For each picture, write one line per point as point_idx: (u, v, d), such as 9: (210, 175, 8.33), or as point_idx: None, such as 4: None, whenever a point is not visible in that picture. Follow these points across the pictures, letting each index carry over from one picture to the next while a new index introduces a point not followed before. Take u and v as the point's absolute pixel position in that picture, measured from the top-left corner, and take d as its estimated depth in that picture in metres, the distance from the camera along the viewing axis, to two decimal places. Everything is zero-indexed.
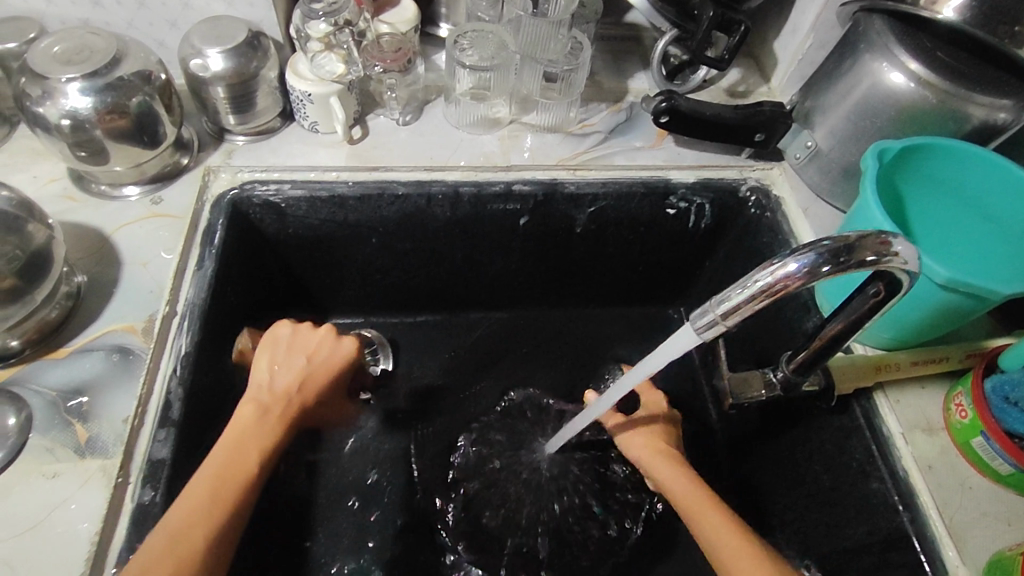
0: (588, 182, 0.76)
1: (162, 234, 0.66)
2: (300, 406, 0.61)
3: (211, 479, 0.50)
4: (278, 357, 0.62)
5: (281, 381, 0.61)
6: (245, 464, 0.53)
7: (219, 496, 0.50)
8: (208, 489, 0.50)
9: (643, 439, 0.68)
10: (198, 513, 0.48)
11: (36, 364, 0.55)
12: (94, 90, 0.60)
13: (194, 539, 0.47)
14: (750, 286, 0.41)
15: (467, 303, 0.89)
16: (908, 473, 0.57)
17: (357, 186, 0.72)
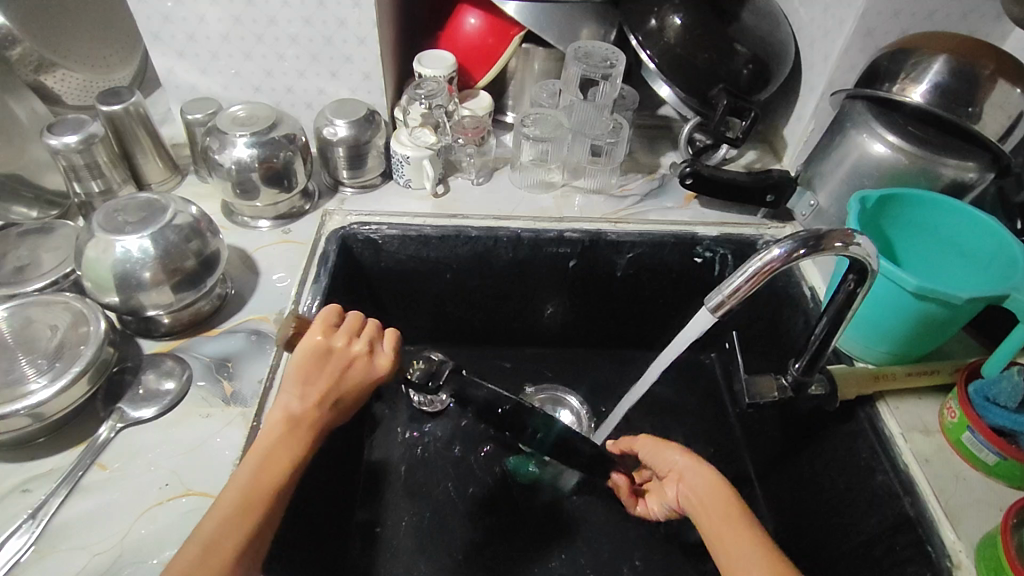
0: (627, 232, 0.91)
1: (291, 255, 0.84)
2: (332, 419, 0.58)
3: (241, 499, 0.51)
4: (316, 368, 0.57)
5: (311, 394, 0.57)
6: (271, 481, 0.52)
7: (247, 516, 0.50)
8: (238, 507, 0.51)
9: (670, 447, 0.68)
10: (226, 533, 0.49)
11: (194, 339, 0.72)
12: (257, 143, 0.81)
13: (222, 556, 0.49)
14: (751, 270, 0.54)
15: (522, 339, 1.04)
16: (908, 465, 0.66)
17: (438, 228, 0.89)
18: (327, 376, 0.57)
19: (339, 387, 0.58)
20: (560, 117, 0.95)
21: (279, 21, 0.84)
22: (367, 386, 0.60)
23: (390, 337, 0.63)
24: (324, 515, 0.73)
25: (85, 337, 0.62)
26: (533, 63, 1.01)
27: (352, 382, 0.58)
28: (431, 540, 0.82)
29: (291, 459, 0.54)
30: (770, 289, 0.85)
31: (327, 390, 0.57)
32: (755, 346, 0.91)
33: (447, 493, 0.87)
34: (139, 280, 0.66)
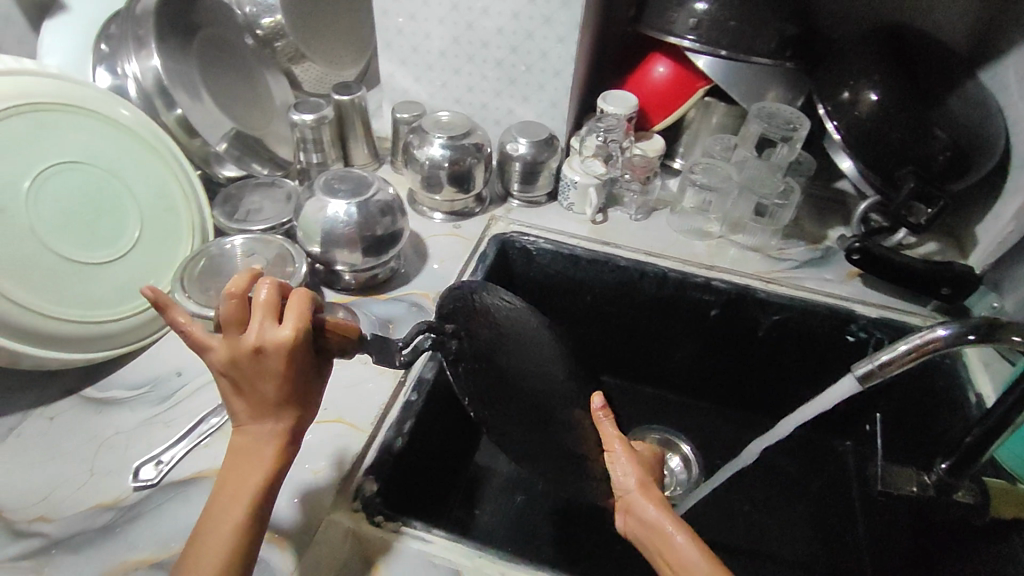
0: (777, 293, 0.90)
1: (457, 247, 0.93)
2: (282, 406, 0.51)
3: (211, 518, 0.47)
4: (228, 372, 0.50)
5: (247, 400, 0.50)
6: (239, 511, 0.47)
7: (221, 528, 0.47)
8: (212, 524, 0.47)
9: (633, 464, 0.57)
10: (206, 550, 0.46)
11: (367, 298, 0.82)
12: (451, 145, 0.91)
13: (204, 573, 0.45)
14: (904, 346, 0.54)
15: (644, 377, 1.05)
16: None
17: (591, 251, 0.94)
18: (239, 374, 0.49)
19: (255, 380, 0.50)
20: (730, 170, 0.97)
21: (490, 45, 0.95)
22: (285, 364, 0.49)
23: (296, 298, 0.51)
24: (439, 480, 0.80)
25: (290, 275, 0.74)
26: (711, 117, 1.05)
27: (270, 366, 0.49)
28: (521, 536, 0.85)
29: (249, 465, 0.49)
30: (928, 387, 0.80)
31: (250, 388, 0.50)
32: (899, 443, 0.85)
33: (545, 500, 0.89)
34: (339, 238, 0.77)
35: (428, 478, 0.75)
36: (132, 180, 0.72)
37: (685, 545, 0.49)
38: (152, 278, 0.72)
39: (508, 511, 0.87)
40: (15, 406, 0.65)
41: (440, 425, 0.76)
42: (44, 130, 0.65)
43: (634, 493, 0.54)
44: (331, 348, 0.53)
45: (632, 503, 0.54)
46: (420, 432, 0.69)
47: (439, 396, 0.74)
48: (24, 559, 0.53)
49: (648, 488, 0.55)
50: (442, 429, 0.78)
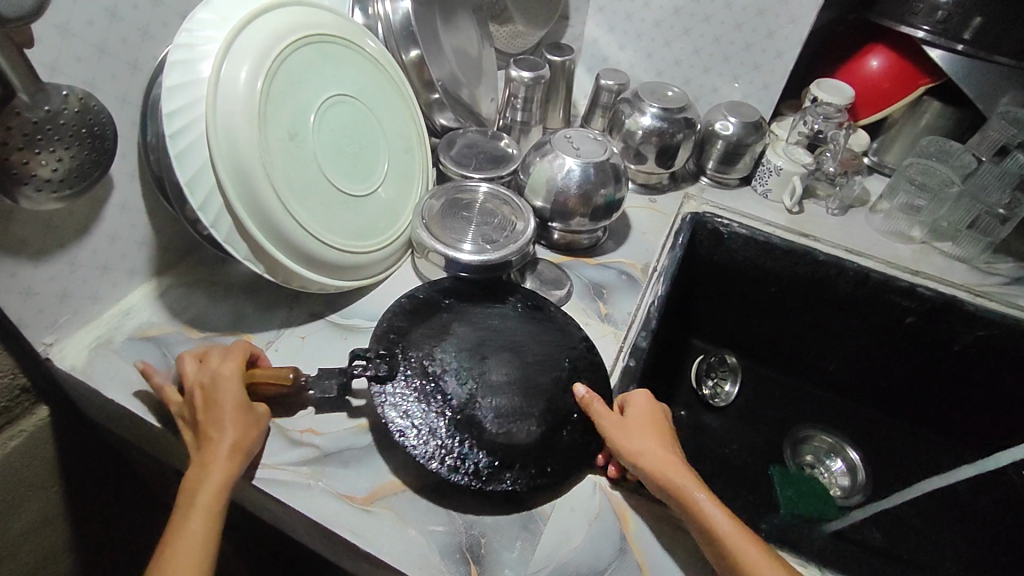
0: (989, 308, 0.86)
1: (654, 220, 0.92)
2: (235, 427, 0.51)
3: (168, 533, 0.46)
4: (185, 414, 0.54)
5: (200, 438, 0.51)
6: (191, 540, 0.45)
7: (178, 536, 0.46)
8: (168, 540, 0.46)
9: (642, 433, 0.55)
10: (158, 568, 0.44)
11: (577, 261, 0.83)
12: (666, 117, 0.90)
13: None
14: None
15: (810, 376, 1.03)
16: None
17: (788, 241, 0.92)
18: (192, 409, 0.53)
19: (207, 408, 0.52)
20: (951, 175, 0.93)
21: (713, 20, 0.93)
22: (234, 391, 0.53)
23: (238, 348, 0.57)
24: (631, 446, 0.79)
25: (520, 230, 0.75)
26: (921, 117, 1.00)
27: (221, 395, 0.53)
28: None
29: (205, 474, 0.48)
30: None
31: (201, 413, 0.52)
32: None
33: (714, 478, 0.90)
34: (566, 197, 0.78)
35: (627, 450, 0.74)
36: (384, 123, 0.74)
37: (710, 506, 0.49)
38: (392, 219, 0.74)
39: None
40: (269, 324, 0.67)
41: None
42: (325, 64, 0.67)
43: (641, 458, 0.53)
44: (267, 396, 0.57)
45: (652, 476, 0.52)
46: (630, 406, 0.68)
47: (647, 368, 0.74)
48: (305, 466, 0.56)
49: (657, 448, 0.54)
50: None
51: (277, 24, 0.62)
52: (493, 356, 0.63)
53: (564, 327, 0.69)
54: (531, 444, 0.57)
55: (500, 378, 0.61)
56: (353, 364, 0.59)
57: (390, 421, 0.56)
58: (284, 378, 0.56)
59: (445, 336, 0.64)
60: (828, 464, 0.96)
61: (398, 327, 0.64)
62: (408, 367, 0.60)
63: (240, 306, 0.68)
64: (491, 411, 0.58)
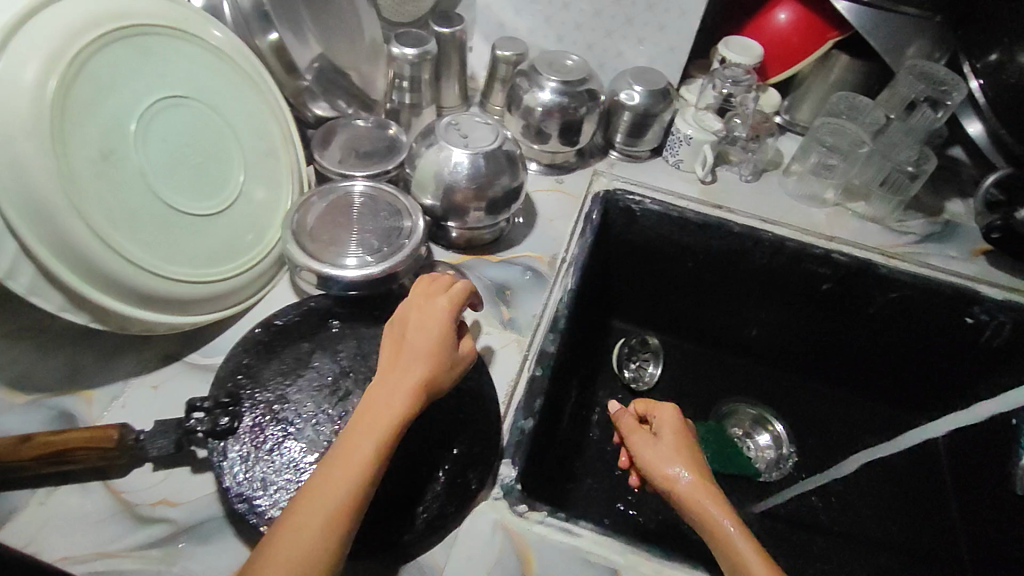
0: (900, 269, 0.85)
1: (561, 204, 0.86)
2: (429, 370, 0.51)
3: (340, 450, 0.45)
4: (395, 330, 0.55)
5: (386, 378, 0.50)
6: (361, 459, 0.44)
7: (352, 457, 0.45)
8: (336, 458, 0.45)
9: (677, 454, 0.57)
10: (326, 479, 0.44)
11: (478, 260, 0.76)
12: (566, 91, 0.83)
13: (325, 500, 0.42)
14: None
15: (734, 350, 1.01)
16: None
17: (702, 215, 0.88)
18: (398, 333, 0.54)
19: (410, 340, 0.53)
20: (861, 133, 0.89)
21: None
22: (436, 335, 0.53)
23: (455, 288, 0.58)
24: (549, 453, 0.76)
25: (407, 231, 0.67)
26: (831, 72, 0.96)
27: (419, 349, 0.52)
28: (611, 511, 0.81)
29: (393, 403, 0.48)
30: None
31: (403, 345, 0.53)
32: None
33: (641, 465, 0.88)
34: (457, 192, 0.70)
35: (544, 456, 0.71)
36: (236, 120, 0.65)
37: (732, 532, 0.50)
38: (258, 231, 0.65)
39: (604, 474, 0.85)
40: (113, 375, 0.58)
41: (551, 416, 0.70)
42: (147, 56, 0.57)
43: (670, 474, 0.55)
44: (87, 464, 0.49)
45: (684, 490, 0.54)
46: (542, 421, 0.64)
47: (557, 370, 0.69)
48: (156, 548, 0.47)
49: (692, 476, 0.54)
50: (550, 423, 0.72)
51: (71, 14, 0.51)
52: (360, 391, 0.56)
53: None
54: None
55: None
56: (191, 417, 0.51)
57: (230, 486, 0.48)
58: (107, 439, 0.48)
59: (305, 370, 0.56)
60: (755, 435, 0.95)
61: (247, 366, 0.56)
62: (254, 415, 0.52)
63: (77, 356, 0.58)
64: None
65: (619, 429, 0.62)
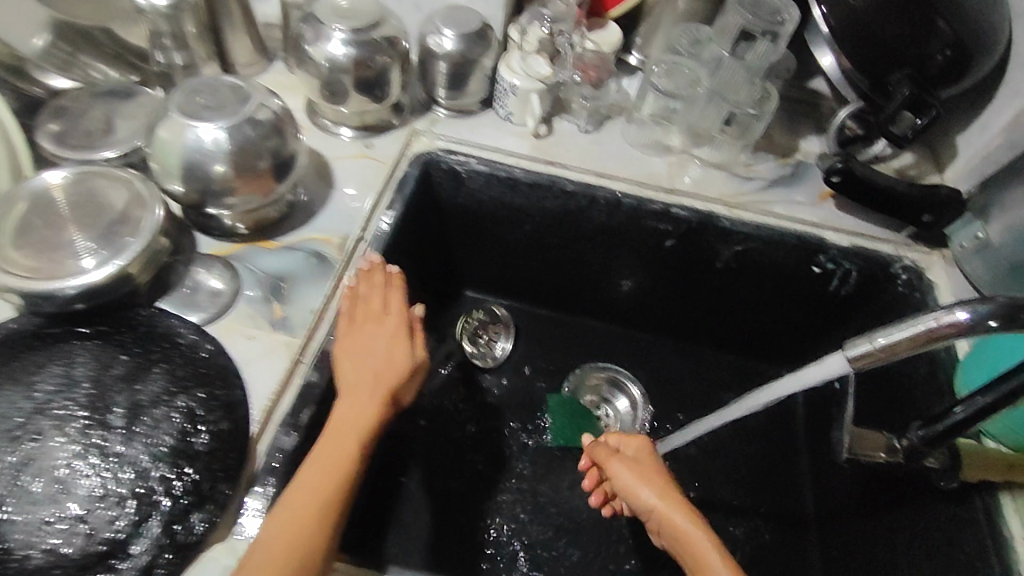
0: (741, 222, 0.79)
1: (367, 173, 0.76)
2: (393, 381, 0.57)
3: (322, 462, 0.50)
4: (354, 329, 0.59)
5: (357, 379, 0.56)
6: (344, 455, 0.51)
7: (336, 462, 0.50)
8: (321, 469, 0.50)
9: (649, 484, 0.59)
10: (320, 481, 0.49)
11: (252, 248, 0.67)
12: (356, 41, 0.71)
13: (316, 507, 0.48)
14: (963, 412, 0.53)
15: (591, 312, 0.96)
16: (1016, 559, 0.55)
17: (531, 173, 0.80)
18: (354, 326, 0.59)
19: (366, 334, 0.58)
20: (699, 73, 0.82)
21: None
22: (396, 339, 0.59)
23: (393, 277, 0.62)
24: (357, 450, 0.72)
25: (140, 223, 0.58)
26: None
27: (381, 353, 0.57)
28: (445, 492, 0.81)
29: (367, 411, 0.54)
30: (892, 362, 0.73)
31: (358, 345, 0.58)
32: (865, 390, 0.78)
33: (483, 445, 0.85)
34: (209, 174, 0.60)
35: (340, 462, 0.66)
36: None
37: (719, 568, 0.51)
38: None
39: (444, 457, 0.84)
40: None
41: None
42: None
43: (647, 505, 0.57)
44: None
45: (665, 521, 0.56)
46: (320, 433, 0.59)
47: None
48: None
49: (664, 497, 0.57)
50: (345, 436, 0.68)
51: None
52: (53, 433, 0.50)
53: (174, 360, 0.55)
54: (78, 554, 0.46)
55: (57, 465, 0.49)
56: None
57: None
58: None
59: None
60: (611, 400, 0.92)
61: None
62: None
63: None
64: (29, 519, 0.47)
65: (595, 457, 0.65)
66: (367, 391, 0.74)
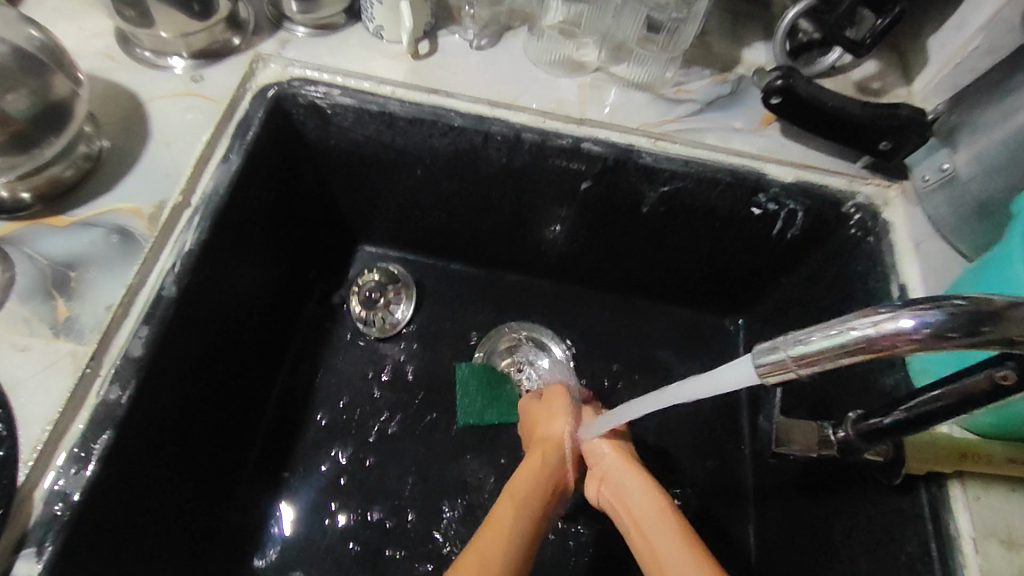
0: (668, 156, 0.66)
1: (194, 116, 0.60)
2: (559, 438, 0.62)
3: (511, 509, 0.53)
4: (545, 418, 0.66)
5: (532, 459, 0.60)
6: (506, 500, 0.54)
7: (514, 522, 0.52)
8: (511, 516, 0.53)
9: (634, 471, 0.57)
10: (501, 526, 0.52)
11: (36, 226, 0.52)
12: None
13: (495, 556, 0.49)
14: (905, 412, 0.43)
15: (508, 263, 0.84)
16: (963, 563, 0.49)
17: (411, 107, 0.64)
18: (546, 421, 0.65)
19: (553, 426, 0.64)
20: None
21: None
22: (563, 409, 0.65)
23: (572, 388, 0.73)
24: (211, 452, 0.63)
25: None
26: None
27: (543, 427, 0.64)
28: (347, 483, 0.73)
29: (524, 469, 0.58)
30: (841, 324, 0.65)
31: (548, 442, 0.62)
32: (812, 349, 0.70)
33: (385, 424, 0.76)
34: None
35: (178, 475, 0.57)
36: None
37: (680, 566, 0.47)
38: None
39: (347, 443, 0.75)
40: None
41: (182, 440, 0.57)
42: None
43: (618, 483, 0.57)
44: None
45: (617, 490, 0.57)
46: (128, 462, 0.49)
47: (164, 372, 0.52)
48: None
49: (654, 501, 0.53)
50: (190, 444, 0.58)
51: None
52: None
53: None
54: None
55: None
56: None
57: None
58: None
59: None
60: (533, 361, 0.82)
61: None
62: None
63: None
64: None
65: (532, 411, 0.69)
66: (222, 384, 0.63)
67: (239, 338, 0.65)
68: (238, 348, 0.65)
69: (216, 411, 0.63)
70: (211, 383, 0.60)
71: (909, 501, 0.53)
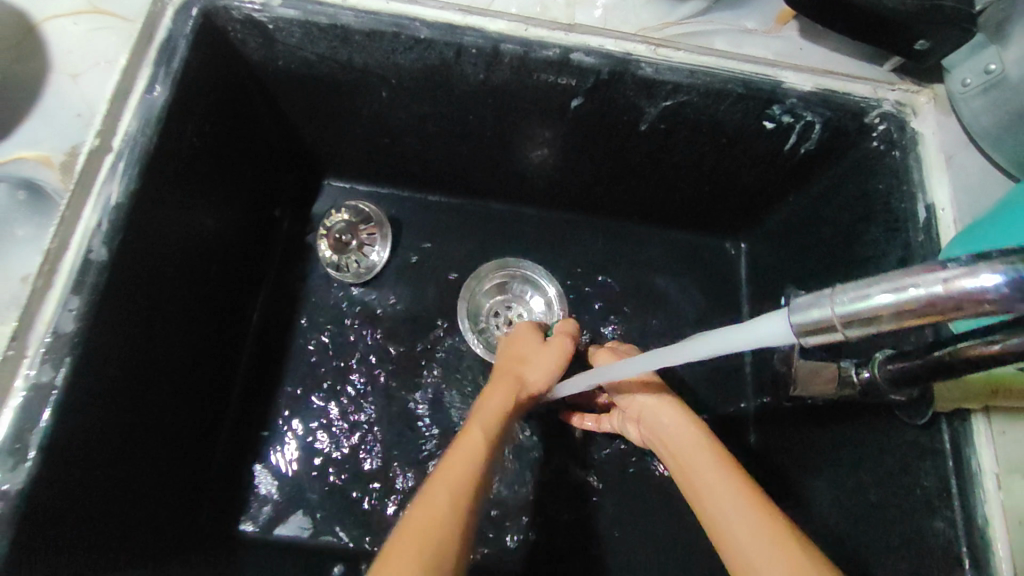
0: (672, 66, 0.57)
1: (104, 40, 0.50)
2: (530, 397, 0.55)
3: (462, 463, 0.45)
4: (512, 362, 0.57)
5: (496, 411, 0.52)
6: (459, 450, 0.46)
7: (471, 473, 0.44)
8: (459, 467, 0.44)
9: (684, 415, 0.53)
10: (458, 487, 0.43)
11: None
12: None
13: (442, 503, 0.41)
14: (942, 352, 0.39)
15: (490, 192, 0.76)
16: (985, 499, 0.45)
17: (366, 17, 0.54)
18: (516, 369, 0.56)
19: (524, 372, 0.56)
20: None
21: None
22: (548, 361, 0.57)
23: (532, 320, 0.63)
24: (183, 418, 0.58)
25: None
26: None
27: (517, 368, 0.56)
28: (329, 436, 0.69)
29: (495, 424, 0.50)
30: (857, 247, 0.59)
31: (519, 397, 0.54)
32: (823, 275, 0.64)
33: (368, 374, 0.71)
34: None
35: (145, 446, 0.53)
36: None
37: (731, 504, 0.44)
38: None
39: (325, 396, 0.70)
40: None
41: (145, 410, 0.52)
42: None
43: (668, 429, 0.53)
44: None
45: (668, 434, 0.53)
46: (77, 446, 0.44)
47: (108, 344, 0.46)
48: None
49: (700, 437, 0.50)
50: (156, 412, 0.54)
51: None
52: None
53: None
54: None
55: None
56: None
57: None
58: None
59: None
60: (522, 298, 0.76)
61: None
62: None
63: None
64: None
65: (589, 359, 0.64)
66: (185, 345, 0.57)
67: (202, 294, 0.59)
68: (202, 304, 0.59)
69: (184, 374, 0.57)
70: (172, 347, 0.55)
71: (927, 434, 0.47)
